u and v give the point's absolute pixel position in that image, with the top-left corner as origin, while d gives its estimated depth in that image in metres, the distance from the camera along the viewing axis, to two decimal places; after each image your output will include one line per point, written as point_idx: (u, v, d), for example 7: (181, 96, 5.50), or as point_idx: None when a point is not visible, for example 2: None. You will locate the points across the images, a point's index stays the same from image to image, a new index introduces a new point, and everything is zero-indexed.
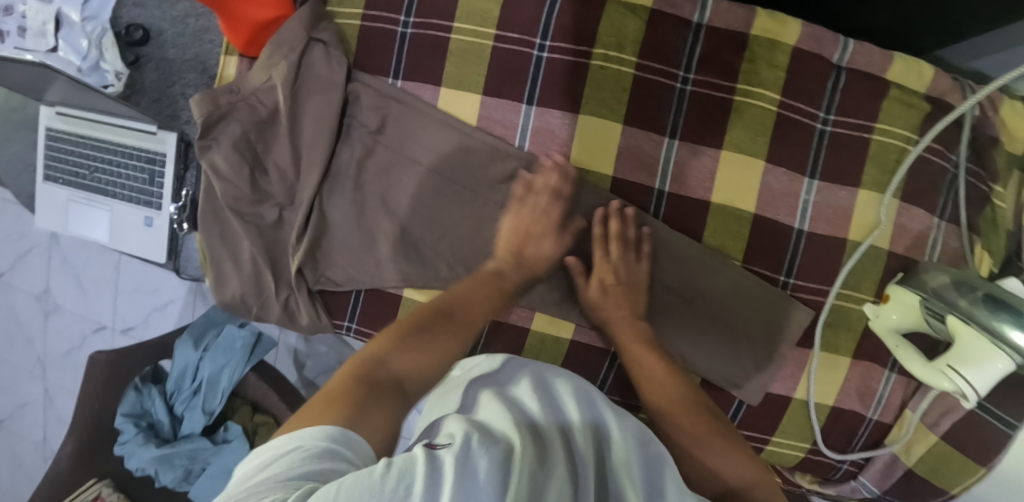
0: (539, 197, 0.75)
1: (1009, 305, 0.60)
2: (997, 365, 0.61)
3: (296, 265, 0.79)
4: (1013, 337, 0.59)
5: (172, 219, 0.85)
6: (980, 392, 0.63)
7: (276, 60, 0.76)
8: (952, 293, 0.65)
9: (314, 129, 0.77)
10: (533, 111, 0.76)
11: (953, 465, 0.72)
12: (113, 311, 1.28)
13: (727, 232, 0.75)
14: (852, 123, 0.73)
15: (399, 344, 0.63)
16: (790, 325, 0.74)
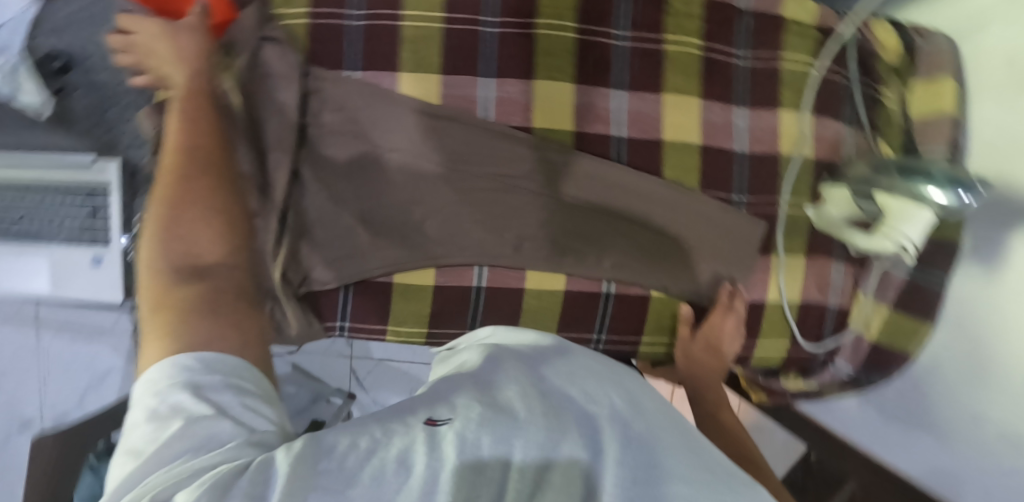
0: (512, 164, 0.79)
1: (916, 171, 0.72)
2: (923, 217, 0.75)
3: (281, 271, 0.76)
4: (933, 195, 0.71)
5: (123, 251, 0.87)
6: (919, 241, 0.76)
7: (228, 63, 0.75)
8: (871, 176, 0.77)
9: (277, 127, 0.76)
10: (492, 84, 0.79)
11: (905, 329, 0.87)
12: (39, 400, 1.13)
13: (681, 164, 0.83)
14: (762, 55, 0.85)
15: (167, 234, 0.59)
16: (751, 237, 0.83)
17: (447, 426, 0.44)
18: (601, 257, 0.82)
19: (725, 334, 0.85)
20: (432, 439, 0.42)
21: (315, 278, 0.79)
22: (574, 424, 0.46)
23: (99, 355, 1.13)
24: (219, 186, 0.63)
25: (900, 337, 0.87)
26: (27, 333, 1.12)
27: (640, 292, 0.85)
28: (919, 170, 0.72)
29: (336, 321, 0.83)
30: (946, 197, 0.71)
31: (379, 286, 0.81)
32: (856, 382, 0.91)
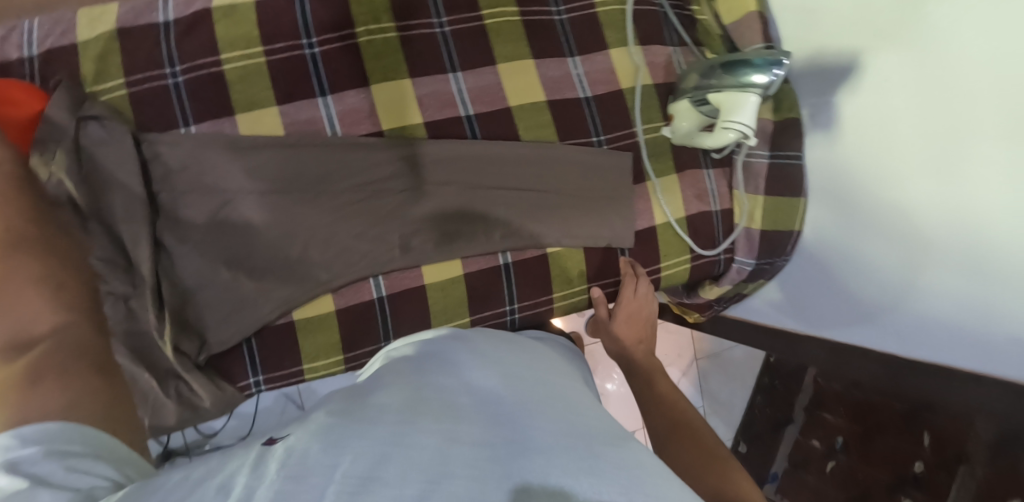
0: (372, 166, 0.80)
1: (737, 62, 0.78)
2: (750, 103, 0.79)
3: (173, 344, 0.74)
4: (756, 80, 0.77)
5: None
6: (752, 127, 0.80)
7: (52, 152, 0.71)
8: (703, 80, 0.83)
9: (123, 202, 0.73)
10: (331, 100, 0.80)
11: (784, 209, 0.91)
12: None
13: (535, 123, 0.86)
14: (576, 6, 0.90)
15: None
16: (621, 171, 0.87)
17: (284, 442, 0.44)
18: (488, 232, 0.83)
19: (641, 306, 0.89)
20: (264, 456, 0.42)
21: (212, 343, 0.76)
22: (422, 420, 0.47)
23: None
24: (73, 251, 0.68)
25: (782, 217, 0.92)
26: None
27: (538, 253, 0.86)
28: (740, 61, 0.78)
29: (248, 380, 0.80)
30: (765, 78, 0.77)
31: (282, 327, 0.80)
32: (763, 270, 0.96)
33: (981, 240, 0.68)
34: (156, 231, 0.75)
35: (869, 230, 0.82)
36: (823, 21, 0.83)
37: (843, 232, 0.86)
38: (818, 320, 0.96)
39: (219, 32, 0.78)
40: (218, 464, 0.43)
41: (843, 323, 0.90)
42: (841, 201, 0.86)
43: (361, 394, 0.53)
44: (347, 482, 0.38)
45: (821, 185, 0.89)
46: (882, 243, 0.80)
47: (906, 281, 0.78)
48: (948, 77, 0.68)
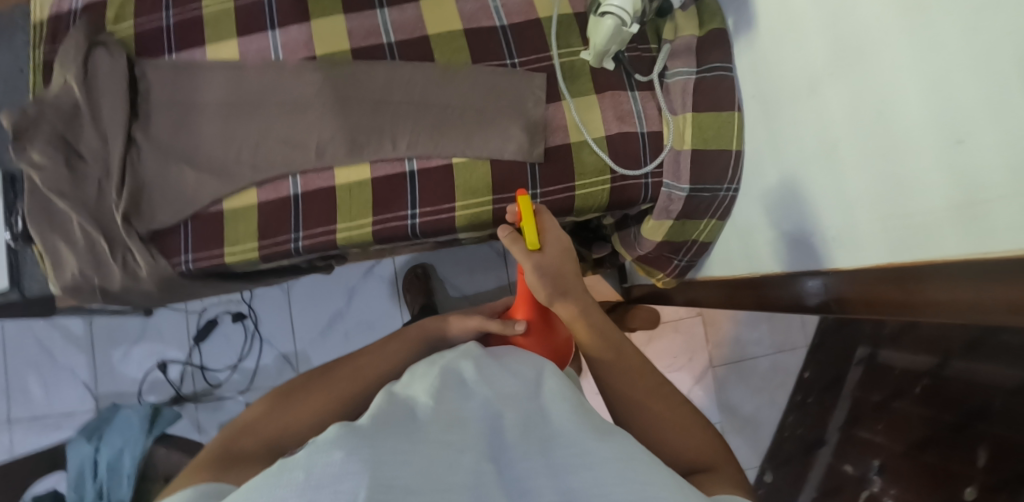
0: (412, 61, 0.94)
1: None
2: None
3: (236, 192, 0.92)
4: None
5: (8, 243, 0.95)
6: (627, 9, 0.78)
7: (192, 53, 0.98)
8: None
9: (223, 87, 0.95)
10: (387, 11, 0.96)
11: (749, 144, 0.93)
12: (80, 397, 1.45)
13: (562, 34, 0.95)
14: None
15: (271, 409, 0.59)
16: (631, 79, 0.94)
17: (447, 402, 0.49)
18: (507, 122, 0.91)
19: (583, 325, 0.64)
20: (462, 422, 0.47)
21: (268, 197, 0.92)
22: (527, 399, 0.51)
23: (143, 358, 1.47)
24: (333, 395, 0.61)
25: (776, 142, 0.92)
26: (84, 356, 1.46)
27: (560, 142, 0.92)
28: None
29: (289, 235, 0.91)
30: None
31: (325, 191, 0.91)
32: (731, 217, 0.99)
33: (887, 121, 0.64)
34: (242, 103, 0.95)
35: (790, 148, 0.80)
36: None
37: (773, 148, 0.84)
38: (757, 248, 0.92)
39: None
40: (416, 406, 0.48)
41: (780, 248, 0.85)
42: (769, 111, 0.83)
43: (499, 360, 0.57)
44: (525, 446, 0.46)
45: (750, 95, 0.87)
46: (809, 153, 0.76)
47: (832, 185, 0.73)
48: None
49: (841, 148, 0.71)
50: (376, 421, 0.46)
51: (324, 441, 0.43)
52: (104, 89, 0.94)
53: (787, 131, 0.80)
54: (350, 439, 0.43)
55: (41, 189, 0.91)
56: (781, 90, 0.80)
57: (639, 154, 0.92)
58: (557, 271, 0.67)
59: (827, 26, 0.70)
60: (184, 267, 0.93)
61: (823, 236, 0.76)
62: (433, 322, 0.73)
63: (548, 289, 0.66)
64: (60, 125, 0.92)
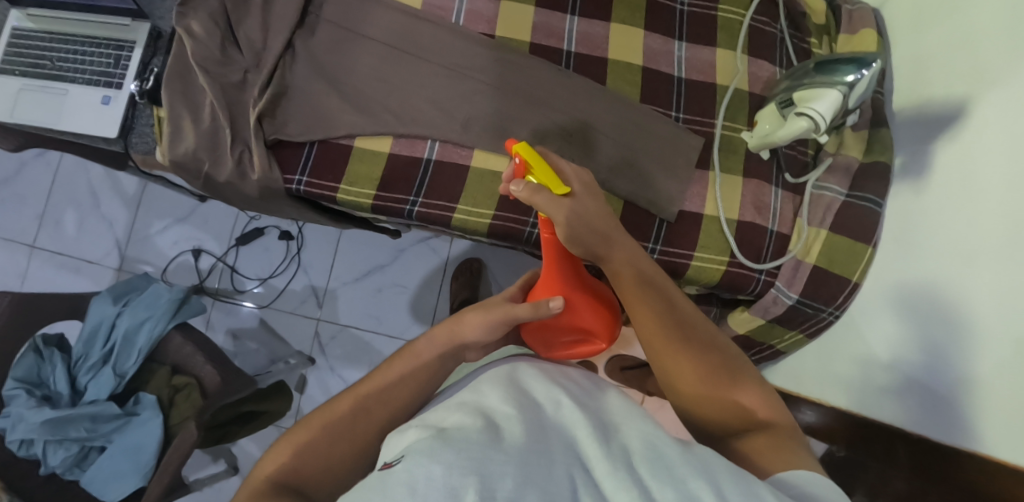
0: (585, 75, 0.93)
1: (833, 58, 0.79)
2: (831, 95, 0.78)
3: (371, 133, 0.91)
4: (845, 77, 0.78)
5: (131, 95, 0.94)
6: (826, 118, 0.79)
7: None
8: (794, 82, 0.85)
9: (393, 26, 0.94)
10: (576, 20, 0.95)
11: (847, 254, 0.89)
12: (107, 252, 1.46)
13: (732, 108, 0.94)
14: (801, 37, 0.98)
15: (293, 452, 0.61)
16: (781, 175, 0.94)
17: (523, 418, 0.51)
18: (652, 171, 0.91)
19: (636, 299, 0.66)
20: (542, 433, 0.49)
21: (400, 150, 0.91)
22: (598, 418, 0.53)
23: (180, 237, 1.45)
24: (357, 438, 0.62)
25: (842, 261, 0.90)
26: (126, 215, 1.47)
27: (693, 208, 0.92)
28: (835, 59, 0.80)
29: (408, 197, 0.90)
30: (852, 76, 0.78)
31: (459, 169, 0.90)
32: (804, 321, 0.93)
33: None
34: (405, 49, 0.93)
35: (915, 300, 0.81)
36: (939, 83, 0.84)
37: (907, 296, 0.83)
38: (836, 378, 0.94)
39: None
40: (492, 416, 0.50)
41: (888, 397, 0.83)
42: (923, 268, 0.81)
43: (564, 387, 0.58)
44: (610, 451, 0.48)
45: (893, 236, 0.87)
46: (940, 307, 0.77)
47: (964, 351, 0.72)
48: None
49: (980, 319, 0.71)
50: (463, 429, 0.47)
51: (419, 456, 0.45)
52: None
53: (918, 282, 0.81)
54: (446, 452, 0.45)
55: (188, 57, 0.91)
56: (931, 236, 0.81)
57: (762, 249, 0.92)
58: (589, 210, 0.66)
59: (1006, 204, 0.71)
60: (294, 187, 0.91)
61: (947, 402, 0.74)
62: (444, 335, 0.68)
63: (588, 240, 0.67)
64: (229, 4, 0.92)
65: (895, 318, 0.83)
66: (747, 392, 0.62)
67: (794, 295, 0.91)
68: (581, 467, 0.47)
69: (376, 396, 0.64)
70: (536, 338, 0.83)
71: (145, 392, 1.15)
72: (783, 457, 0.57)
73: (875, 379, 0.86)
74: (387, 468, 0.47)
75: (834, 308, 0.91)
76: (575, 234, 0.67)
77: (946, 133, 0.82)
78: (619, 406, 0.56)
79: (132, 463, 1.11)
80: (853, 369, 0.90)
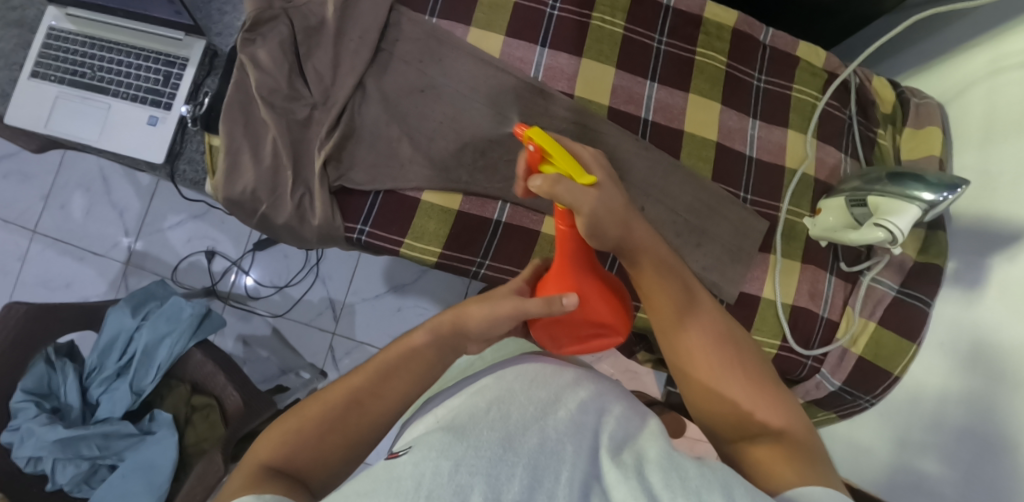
0: (661, 148, 0.93)
1: (909, 174, 0.82)
2: (909, 212, 0.81)
3: (442, 188, 0.88)
4: (923, 195, 0.80)
5: (182, 119, 0.88)
6: (903, 232, 0.80)
7: (453, 25, 0.92)
8: (867, 185, 0.87)
9: (472, 75, 0.90)
10: (656, 86, 0.94)
11: (891, 348, 0.92)
12: (113, 242, 1.39)
13: (798, 193, 0.96)
14: (868, 125, 1.00)
15: (285, 437, 0.56)
16: (837, 263, 0.96)
17: (535, 413, 0.51)
18: (718, 249, 0.92)
19: (659, 287, 0.63)
20: (554, 433, 0.49)
21: (470, 208, 0.89)
22: (613, 419, 0.54)
23: (194, 234, 1.41)
24: (354, 425, 0.58)
25: (886, 355, 0.92)
26: (136, 206, 1.39)
27: (752, 290, 0.93)
28: (912, 175, 0.82)
29: (476, 257, 0.88)
30: (931, 196, 0.80)
31: (528, 235, 0.89)
32: (840, 402, 0.96)
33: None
34: (482, 100, 0.90)
35: (966, 394, 0.82)
36: (1005, 202, 0.85)
37: (947, 371, 0.87)
38: (868, 460, 0.96)
39: None
40: (511, 411, 0.51)
41: (915, 461, 0.87)
42: (959, 359, 0.86)
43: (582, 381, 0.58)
44: (616, 458, 0.48)
45: (941, 339, 0.90)
46: (991, 408, 0.78)
47: (1005, 430, 0.76)
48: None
49: None
50: (478, 427, 0.48)
51: (430, 449, 0.46)
52: (358, 20, 0.88)
53: (965, 384, 0.83)
54: (456, 447, 0.45)
55: (253, 88, 0.85)
56: (983, 341, 0.83)
57: (811, 335, 0.94)
58: (611, 202, 0.61)
59: None
60: (356, 236, 0.87)
61: (990, 488, 0.76)
62: (444, 323, 0.62)
63: (613, 231, 0.61)
64: (300, 34, 0.86)
65: (942, 411, 0.85)
66: (764, 405, 0.59)
67: (838, 382, 0.94)
68: (593, 477, 0.47)
69: (369, 388, 0.59)
70: (544, 333, 0.68)
71: (160, 410, 1.12)
72: (780, 472, 0.54)
73: (919, 470, 0.86)
74: (392, 459, 0.48)
75: (871, 396, 0.94)
76: (599, 225, 0.61)
77: (1006, 252, 0.84)
78: (632, 411, 0.57)
79: (147, 483, 1.06)
80: (895, 452, 0.91)
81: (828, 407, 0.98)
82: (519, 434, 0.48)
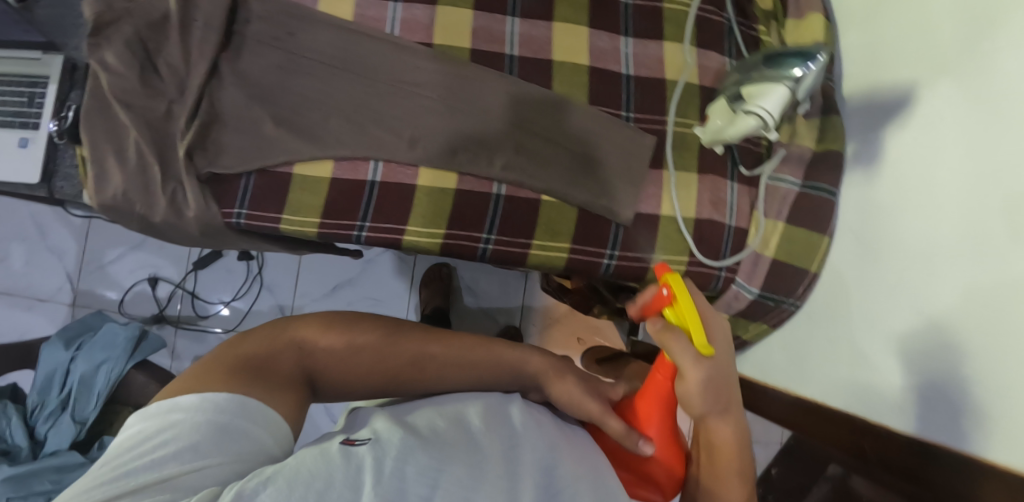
0: (530, 81, 0.91)
1: (774, 54, 0.78)
2: (778, 91, 0.77)
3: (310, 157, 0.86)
4: (790, 72, 0.76)
5: (50, 136, 0.87)
6: (773, 114, 0.78)
7: None
8: (741, 76, 0.83)
9: (326, 42, 0.88)
10: (518, 22, 0.92)
11: (803, 244, 0.89)
12: (57, 286, 1.40)
13: (683, 104, 0.92)
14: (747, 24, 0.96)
15: (339, 332, 0.64)
16: (736, 168, 0.92)
17: (498, 447, 0.55)
18: (606, 174, 0.89)
19: (728, 446, 0.65)
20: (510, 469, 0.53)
21: (342, 171, 0.87)
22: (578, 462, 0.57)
23: (133, 264, 1.40)
24: (390, 368, 0.64)
25: (799, 252, 0.89)
26: (73, 246, 1.40)
27: (650, 210, 0.90)
28: (776, 54, 0.78)
29: (356, 221, 0.86)
30: (799, 71, 0.76)
31: (405, 189, 0.87)
32: (765, 308, 0.92)
33: (1009, 295, 0.65)
34: (340, 65, 0.89)
35: (885, 305, 0.80)
36: (891, 70, 0.83)
37: (871, 294, 0.82)
38: (806, 368, 0.92)
39: None
40: (472, 434, 0.56)
41: (852, 375, 0.84)
42: (870, 257, 0.83)
43: (551, 428, 0.62)
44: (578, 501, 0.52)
45: (852, 230, 0.86)
46: (916, 317, 0.75)
47: (935, 337, 0.72)
48: (1007, 150, 0.67)
49: (953, 328, 0.71)
50: (442, 442, 0.54)
51: (390, 451, 0.52)
52: (202, 5, 0.86)
53: (884, 277, 0.80)
54: (416, 455, 0.51)
55: (106, 91, 0.84)
56: (890, 235, 0.80)
57: (720, 247, 0.91)
58: (723, 380, 0.64)
59: (964, 212, 0.71)
60: (234, 221, 0.86)
61: (921, 403, 0.74)
62: (541, 363, 0.69)
63: (713, 403, 0.64)
64: (145, 30, 0.85)
65: (869, 319, 0.82)
66: None
67: (757, 289, 0.90)
68: None
69: (436, 356, 0.66)
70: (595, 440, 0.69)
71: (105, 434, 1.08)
72: None
73: (857, 384, 0.83)
74: (351, 445, 0.53)
75: (795, 297, 0.91)
76: (702, 395, 0.63)
77: (897, 121, 0.80)
78: (594, 458, 0.60)
79: None
80: (830, 367, 0.87)
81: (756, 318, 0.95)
82: (477, 453, 0.53)
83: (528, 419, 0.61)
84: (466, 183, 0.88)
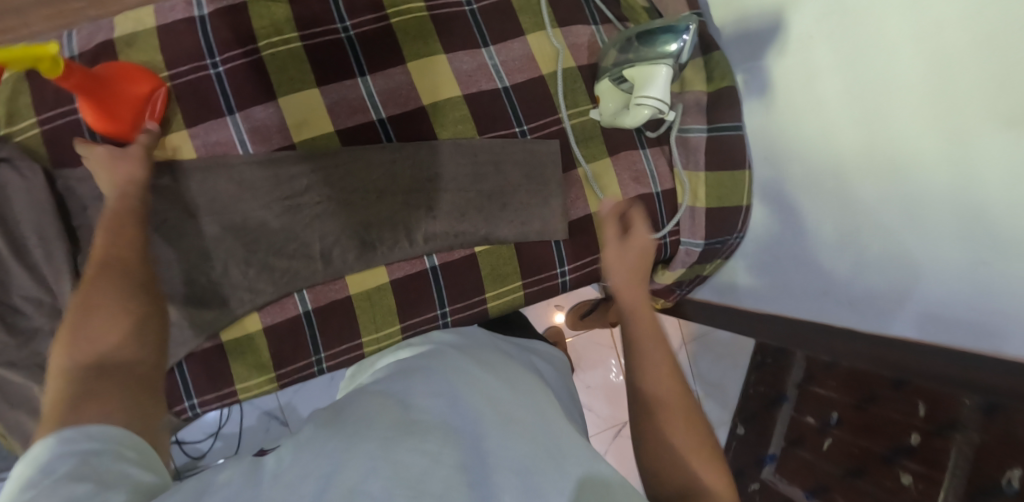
0: (411, 141, 0.84)
1: (647, 32, 0.76)
2: (660, 73, 0.76)
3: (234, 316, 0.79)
4: (667, 49, 0.75)
5: None
6: (665, 99, 0.77)
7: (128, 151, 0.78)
8: (620, 56, 0.80)
9: (183, 190, 0.78)
10: (370, 79, 0.83)
11: (728, 183, 0.89)
12: None
13: (570, 92, 0.88)
14: None
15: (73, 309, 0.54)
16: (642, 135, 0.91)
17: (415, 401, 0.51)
18: (529, 195, 0.85)
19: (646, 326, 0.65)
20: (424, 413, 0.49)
21: (270, 316, 0.81)
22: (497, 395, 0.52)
23: None
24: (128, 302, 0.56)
25: (727, 193, 0.89)
26: None
27: (581, 213, 0.88)
28: (650, 31, 0.76)
29: (311, 357, 0.82)
30: (675, 46, 0.75)
31: (342, 305, 0.82)
32: (717, 250, 0.94)
33: (919, 202, 0.66)
34: (211, 209, 0.79)
35: (810, 223, 0.81)
36: None
37: (796, 214, 0.83)
38: (763, 289, 0.96)
39: (256, 21, 0.81)
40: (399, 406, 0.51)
41: (801, 291, 0.87)
42: (787, 182, 0.84)
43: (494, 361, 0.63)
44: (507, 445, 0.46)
45: (762, 155, 0.88)
46: (839, 228, 0.77)
47: (859, 247, 0.75)
48: (882, 52, 0.67)
49: (873, 236, 0.72)
50: (359, 415, 0.49)
51: (286, 451, 0.46)
52: (29, 219, 0.74)
53: (802, 197, 0.82)
54: (325, 445, 0.45)
55: None
56: (795, 154, 0.81)
57: (656, 216, 0.90)
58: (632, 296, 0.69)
59: (856, 123, 0.71)
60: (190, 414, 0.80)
61: (868, 306, 0.76)
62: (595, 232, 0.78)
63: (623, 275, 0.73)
64: None
65: (801, 237, 0.84)
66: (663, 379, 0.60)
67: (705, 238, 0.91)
68: (457, 462, 0.44)
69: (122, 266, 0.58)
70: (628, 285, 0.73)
71: None
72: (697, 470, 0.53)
73: (808, 296, 0.86)
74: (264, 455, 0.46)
75: (737, 232, 0.92)
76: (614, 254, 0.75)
77: (776, 47, 0.80)
78: (518, 382, 0.57)
79: None
80: (786, 286, 0.90)
81: (710, 259, 0.96)
82: (373, 423, 0.47)
83: (408, 374, 0.58)
84: (398, 270, 0.84)
